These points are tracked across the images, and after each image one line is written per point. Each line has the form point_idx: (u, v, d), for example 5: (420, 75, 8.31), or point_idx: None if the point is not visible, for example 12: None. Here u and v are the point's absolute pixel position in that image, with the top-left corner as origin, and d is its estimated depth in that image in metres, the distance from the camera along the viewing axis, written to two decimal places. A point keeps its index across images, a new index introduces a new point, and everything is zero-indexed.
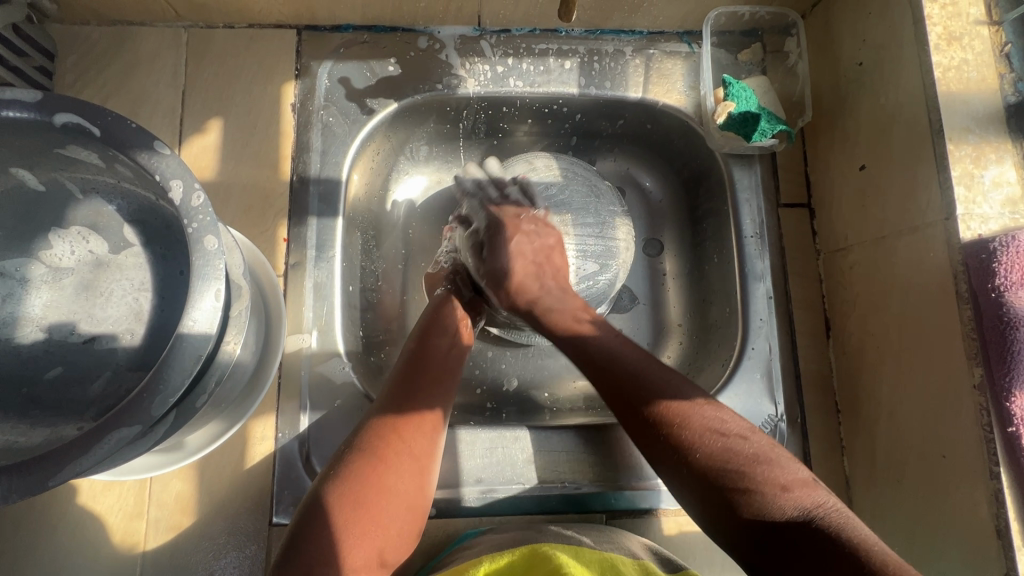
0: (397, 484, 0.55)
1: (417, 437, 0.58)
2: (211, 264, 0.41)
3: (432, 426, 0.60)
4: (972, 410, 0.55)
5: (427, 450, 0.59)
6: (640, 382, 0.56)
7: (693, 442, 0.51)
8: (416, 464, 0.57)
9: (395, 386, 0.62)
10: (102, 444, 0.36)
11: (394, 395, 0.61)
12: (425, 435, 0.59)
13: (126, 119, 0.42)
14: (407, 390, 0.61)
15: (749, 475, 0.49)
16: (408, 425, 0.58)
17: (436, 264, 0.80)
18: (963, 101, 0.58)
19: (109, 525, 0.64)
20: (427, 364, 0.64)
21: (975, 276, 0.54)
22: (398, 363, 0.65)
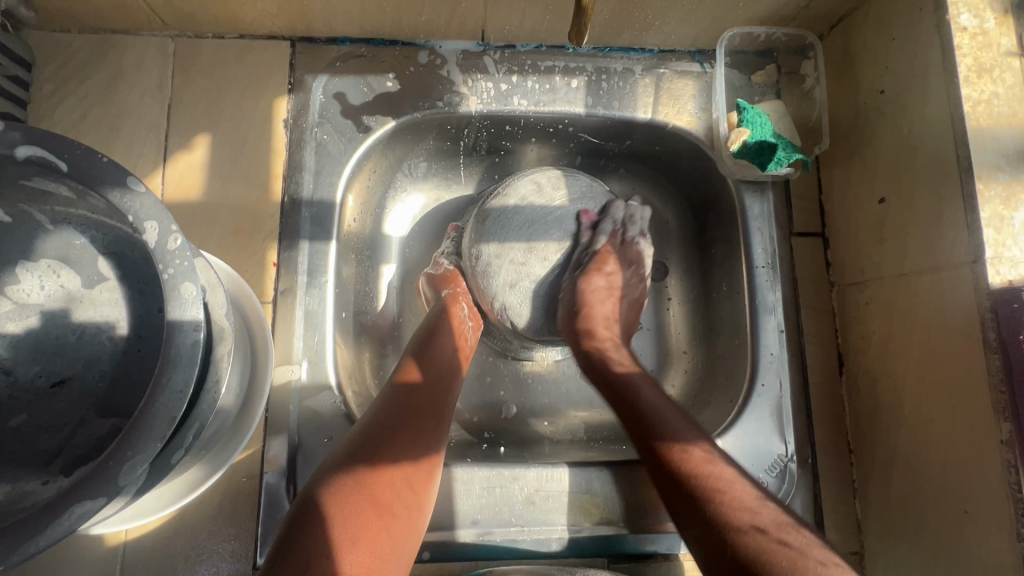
0: (387, 517, 0.51)
1: (411, 467, 0.55)
2: (188, 313, 0.38)
3: (431, 431, 0.58)
4: (998, 466, 0.51)
5: (421, 482, 0.55)
6: (685, 455, 0.55)
7: (722, 514, 0.51)
8: (410, 501, 0.53)
9: (388, 405, 0.58)
10: (62, 520, 0.33)
11: (385, 418, 0.57)
12: (420, 464, 0.56)
13: (97, 153, 0.38)
14: (400, 414, 0.57)
15: (791, 561, 0.47)
16: (401, 454, 0.54)
17: (437, 264, 0.77)
18: (992, 137, 0.55)
19: (83, 565, 0.60)
20: (425, 383, 0.61)
21: (1005, 326, 0.51)
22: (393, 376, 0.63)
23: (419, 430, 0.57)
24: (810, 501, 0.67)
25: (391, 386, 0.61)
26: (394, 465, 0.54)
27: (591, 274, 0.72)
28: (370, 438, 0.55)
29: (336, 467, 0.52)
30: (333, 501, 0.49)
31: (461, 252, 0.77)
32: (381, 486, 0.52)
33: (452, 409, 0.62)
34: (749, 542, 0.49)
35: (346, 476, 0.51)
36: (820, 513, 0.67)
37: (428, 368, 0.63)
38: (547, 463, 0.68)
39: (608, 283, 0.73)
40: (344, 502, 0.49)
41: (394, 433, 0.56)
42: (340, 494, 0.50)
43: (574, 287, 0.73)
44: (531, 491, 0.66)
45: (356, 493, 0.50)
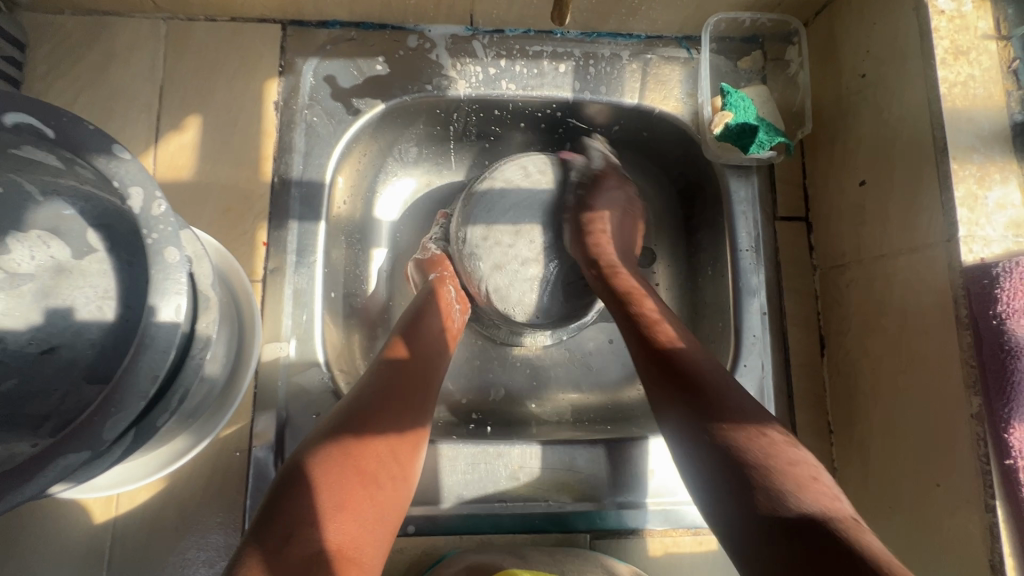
0: (374, 487, 0.52)
1: (398, 439, 0.56)
2: (172, 277, 0.39)
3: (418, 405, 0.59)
4: (968, 438, 0.53)
5: (408, 454, 0.56)
6: (690, 361, 0.56)
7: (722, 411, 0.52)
8: (395, 472, 0.54)
9: (377, 380, 0.59)
10: (47, 472, 0.35)
11: (374, 392, 0.58)
12: (407, 436, 0.57)
13: (83, 121, 0.39)
14: (389, 388, 0.59)
15: (784, 473, 0.46)
16: (388, 426, 0.56)
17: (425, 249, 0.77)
18: (968, 118, 0.56)
19: (75, 535, 0.62)
20: (414, 360, 0.63)
21: (976, 302, 0.52)
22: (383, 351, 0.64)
23: (407, 404, 0.58)
24: None
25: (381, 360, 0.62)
26: (381, 436, 0.55)
27: (594, 213, 0.74)
28: (359, 411, 0.56)
29: (324, 438, 0.53)
30: (320, 470, 0.50)
31: (449, 235, 0.78)
32: (368, 457, 0.53)
33: (439, 385, 0.63)
34: (748, 453, 0.48)
35: (334, 445, 0.52)
36: None
37: (418, 345, 0.64)
38: (531, 441, 0.69)
39: (609, 221, 0.74)
40: (331, 471, 0.50)
41: (382, 406, 0.57)
42: (327, 464, 0.51)
43: (581, 218, 0.74)
44: (515, 468, 0.67)
45: (342, 463, 0.51)
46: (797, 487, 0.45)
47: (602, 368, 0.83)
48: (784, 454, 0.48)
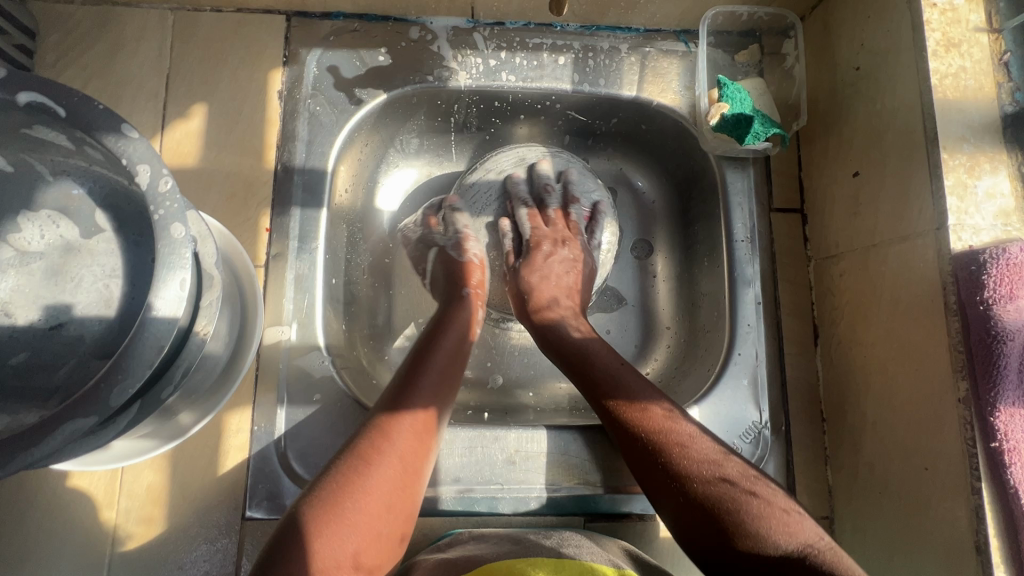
0: (386, 511, 0.51)
1: (407, 456, 0.54)
2: (177, 252, 0.40)
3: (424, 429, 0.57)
4: (955, 423, 0.53)
5: (418, 469, 0.55)
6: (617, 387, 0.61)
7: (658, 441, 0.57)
8: (398, 505, 0.53)
9: (386, 400, 0.58)
10: (55, 435, 0.36)
11: (380, 414, 0.56)
12: (415, 451, 0.55)
13: (93, 100, 0.41)
14: (395, 406, 0.57)
15: (764, 515, 0.51)
16: (395, 447, 0.54)
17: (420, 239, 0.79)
18: (959, 109, 0.57)
19: (82, 510, 0.64)
20: (426, 367, 0.60)
21: (965, 289, 0.53)
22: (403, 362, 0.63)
23: (410, 431, 0.55)
24: (783, 466, 0.69)
25: (399, 370, 0.61)
26: (388, 457, 0.53)
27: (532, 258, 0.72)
28: (364, 440, 0.54)
29: (330, 472, 0.52)
30: (326, 504, 0.49)
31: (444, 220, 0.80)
32: (377, 485, 0.51)
33: (455, 390, 0.62)
34: (725, 501, 0.52)
35: (341, 477, 0.51)
36: (793, 477, 0.69)
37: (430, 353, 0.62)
38: (527, 426, 0.70)
39: (543, 256, 0.72)
40: (338, 505, 0.49)
41: (387, 428, 0.55)
42: (333, 497, 0.49)
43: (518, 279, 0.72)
44: (512, 452, 0.68)
45: (339, 514, 0.49)
46: (742, 505, 0.52)
47: None
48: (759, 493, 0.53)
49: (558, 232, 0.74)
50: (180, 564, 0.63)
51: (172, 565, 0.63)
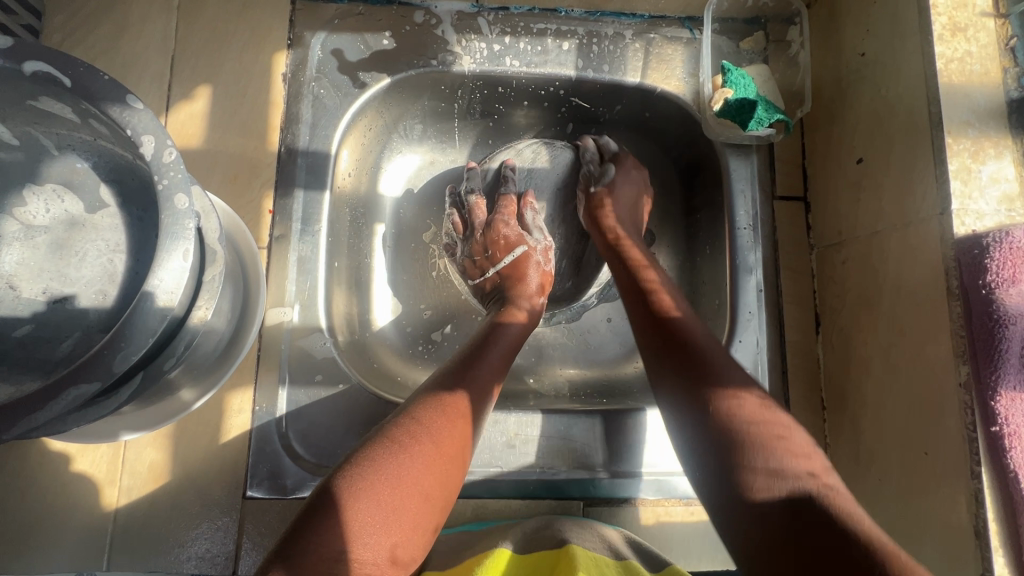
0: (426, 489, 0.49)
1: (444, 442, 0.52)
2: (181, 222, 0.40)
3: (460, 415, 0.55)
4: (956, 408, 0.53)
5: (456, 457, 0.53)
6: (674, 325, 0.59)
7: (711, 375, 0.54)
8: (435, 493, 0.50)
9: (427, 390, 0.57)
10: (60, 399, 0.36)
11: (420, 402, 0.55)
12: (453, 437, 0.53)
13: (99, 71, 0.41)
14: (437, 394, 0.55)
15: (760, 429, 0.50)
16: (433, 430, 0.52)
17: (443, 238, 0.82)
18: (964, 94, 0.56)
19: (85, 487, 0.64)
20: (471, 363, 0.60)
21: (967, 273, 0.53)
22: (449, 360, 0.62)
23: (444, 412, 0.54)
24: None
25: (445, 366, 0.60)
26: (425, 439, 0.51)
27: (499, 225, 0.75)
28: (404, 421, 0.53)
29: (364, 453, 0.50)
30: (356, 483, 0.47)
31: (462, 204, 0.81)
32: (411, 463, 0.49)
33: (496, 388, 0.61)
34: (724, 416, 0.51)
35: (375, 457, 0.49)
36: None
37: (475, 353, 0.61)
38: (527, 409, 0.70)
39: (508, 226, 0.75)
40: (368, 484, 0.47)
41: (427, 414, 0.53)
42: (364, 476, 0.48)
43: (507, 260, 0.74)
44: (511, 435, 0.69)
45: (376, 495, 0.47)
46: (776, 456, 0.48)
47: (600, 346, 0.83)
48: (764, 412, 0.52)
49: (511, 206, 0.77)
50: (182, 541, 0.63)
51: (173, 541, 0.63)
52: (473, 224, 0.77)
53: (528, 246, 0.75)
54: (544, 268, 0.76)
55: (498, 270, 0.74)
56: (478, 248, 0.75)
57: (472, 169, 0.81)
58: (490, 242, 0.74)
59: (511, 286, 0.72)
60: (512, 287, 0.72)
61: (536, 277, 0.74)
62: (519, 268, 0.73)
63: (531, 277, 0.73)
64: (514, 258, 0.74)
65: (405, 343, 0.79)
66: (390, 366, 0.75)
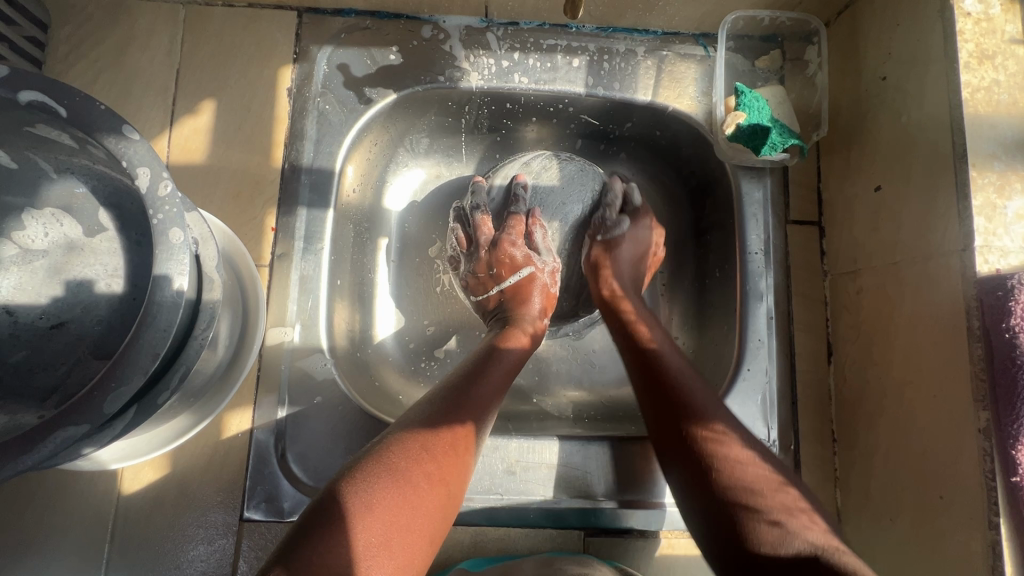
0: (428, 517, 0.49)
1: (447, 466, 0.52)
2: (175, 257, 0.40)
3: (464, 444, 0.54)
4: (975, 453, 0.51)
5: (456, 483, 0.52)
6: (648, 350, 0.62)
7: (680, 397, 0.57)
8: (434, 519, 0.49)
9: (430, 410, 0.55)
10: (46, 442, 0.36)
11: (423, 422, 0.54)
12: (455, 463, 0.53)
13: (96, 101, 0.40)
14: (442, 416, 0.54)
15: (743, 480, 0.50)
16: (437, 453, 0.52)
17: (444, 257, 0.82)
18: (990, 125, 0.54)
19: (83, 505, 0.64)
20: (472, 382, 0.59)
21: (990, 314, 0.50)
22: (448, 378, 0.60)
23: (450, 439, 0.53)
24: None
25: (445, 386, 0.59)
26: (429, 462, 0.51)
27: (507, 245, 0.73)
28: (410, 444, 0.51)
29: (363, 475, 0.49)
30: (359, 506, 0.46)
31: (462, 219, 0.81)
32: (415, 490, 0.49)
33: (497, 409, 0.60)
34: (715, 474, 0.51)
35: (378, 481, 0.48)
36: None
37: (477, 372, 0.60)
38: (528, 435, 0.69)
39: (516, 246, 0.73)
40: (371, 507, 0.46)
41: (431, 434, 0.53)
42: (368, 499, 0.46)
43: (512, 281, 0.73)
44: (511, 462, 0.67)
45: (383, 521, 0.46)
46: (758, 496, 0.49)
47: (605, 366, 0.81)
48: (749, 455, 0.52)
49: (520, 225, 0.75)
50: (178, 562, 0.63)
51: (169, 562, 0.63)
52: (478, 243, 0.75)
53: (534, 267, 0.74)
54: (548, 289, 0.75)
55: (502, 289, 0.73)
56: (482, 266, 0.74)
57: (478, 184, 0.80)
58: (494, 261, 0.73)
59: (515, 307, 0.71)
60: (515, 309, 0.71)
61: (539, 300, 0.73)
62: (522, 291, 0.72)
63: (535, 300, 0.72)
64: (519, 280, 0.73)
65: (407, 361, 0.78)
66: (391, 385, 0.74)
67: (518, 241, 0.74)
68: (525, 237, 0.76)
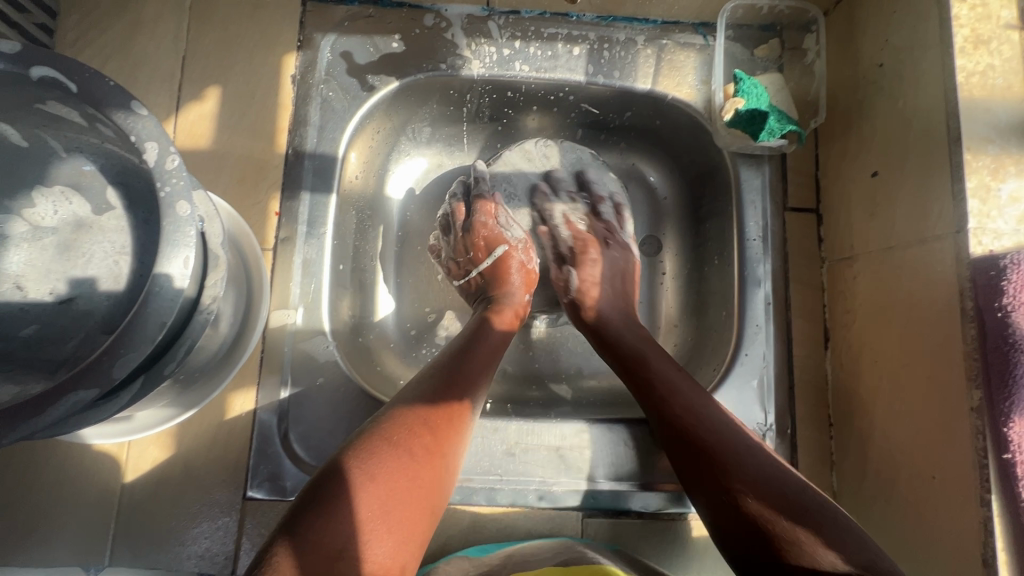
0: (425, 487, 0.50)
1: (443, 439, 0.53)
2: (181, 229, 0.41)
3: (460, 419, 0.55)
4: (967, 432, 0.52)
5: (453, 457, 0.53)
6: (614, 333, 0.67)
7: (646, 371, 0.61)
8: (434, 490, 0.50)
9: (427, 387, 0.56)
10: (57, 405, 0.37)
11: (419, 398, 0.55)
12: (451, 436, 0.54)
13: (104, 77, 0.41)
14: (438, 392, 0.55)
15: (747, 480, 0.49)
16: (433, 426, 0.53)
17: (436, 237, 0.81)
18: (985, 109, 0.55)
19: (89, 482, 0.65)
20: (463, 359, 0.60)
21: (982, 294, 0.51)
22: (439, 357, 0.61)
23: (444, 414, 0.54)
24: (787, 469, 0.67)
25: (437, 364, 0.60)
26: (425, 435, 0.52)
27: (478, 227, 0.74)
28: (405, 418, 0.52)
29: (363, 446, 0.50)
30: (359, 477, 0.47)
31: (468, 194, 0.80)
32: (413, 460, 0.50)
33: (487, 384, 0.60)
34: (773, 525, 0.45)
35: (377, 453, 0.49)
36: None
37: (466, 349, 0.61)
38: (527, 419, 0.70)
39: (488, 229, 0.75)
40: (371, 478, 0.47)
41: (428, 409, 0.54)
42: (367, 471, 0.47)
43: (490, 262, 0.74)
44: (511, 444, 0.68)
45: (382, 490, 0.47)
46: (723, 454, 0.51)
47: None
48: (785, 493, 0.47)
49: (489, 208, 0.76)
50: (181, 539, 0.64)
51: (173, 539, 0.64)
52: (455, 230, 0.76)
53: (508, 246, 0.75)
54: (527, 266, 0.76)
55: (481, 271, 0.74)
56: (460, 249, 0.75)
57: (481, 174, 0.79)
58: (469, 244, 0.74)
59: (494, 286, 0.72)
60: (497, 289, 0.72)
61: (519, 278, 0.74)
62: (501, 269, 0.74)
63: (513, 279, 0.73)
64: (495, 260, 0.74)
65: (408, 346, 0.79)
66: (392, 369, 0.75)
67: (489, 224, 0.75)
68: (496, 217, 0.77)
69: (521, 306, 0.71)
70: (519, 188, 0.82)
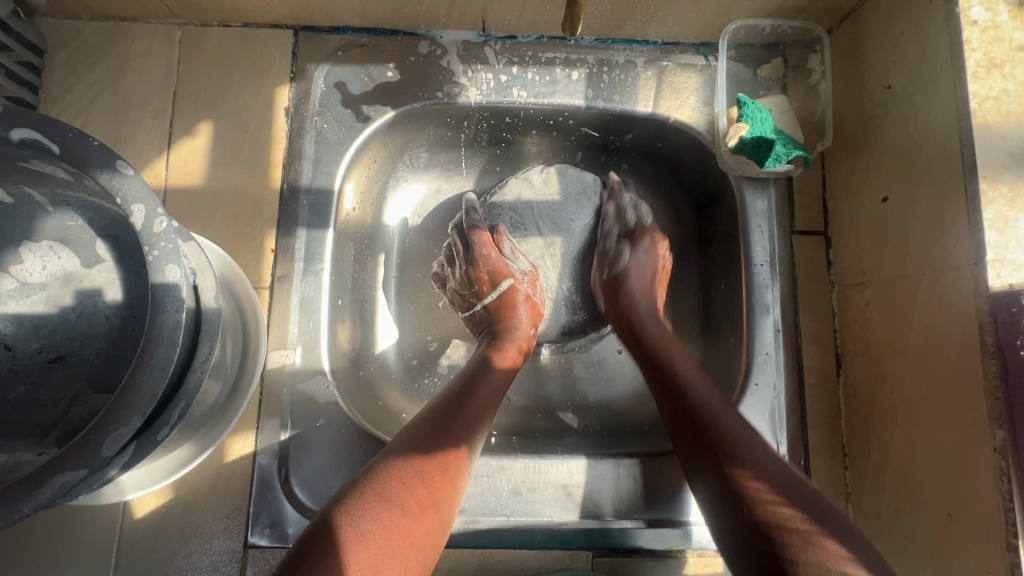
0: (418, 542, 0.48)
1: (437, 491, 0.51)
2: (171, 295, 0.39)
3: (457, 468, 0.54)
4: (991, 474, 0.50)
5: (447, 508, 0.52)
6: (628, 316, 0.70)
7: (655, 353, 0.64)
8: (426, 544, 0.49)
9: (420, 434, 0.54)
10: (43, 489, 0.35)
11: (413, 446, 0.53)
12: (446, 486, 0.52)
13: (88, 137, 0.40)
14: (435, 441, 0.54)
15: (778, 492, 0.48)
16: (428, 478, 0.51)
17: (439, 264, 0.78)
18: (999, 136, 0.53)
19: (85, 536, 0.63)
20: (463, 401, 0.58)
21: (1004, 330, 0.49)
22: (435, 399, 0.60)
23: (441, 466, 0.52)
24: None
25: (432, 407, 0.58)
26: (419, 487, 0.50)
27: (483, 262, 0.73)
28: (399, 468, 0.51)
29: (355, 501, 0.48)
30: (350, 537, 0.45)
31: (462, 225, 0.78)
32: (405, 516, 0.48)
33: (487, 426, 0.59)
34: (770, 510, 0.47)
35: (370, 508, 0.47)
36: None
37: (465, 390, 0.60)
38: (534, 455, 0.68)
39: (492, 263, 0.73)
40: (363, 538, 0.45)
41: (422, 459, 0.52)
42: (359, 530, 0.46)
43: (496, 297, 0.72)
44: (517, 483, 0.66)
45: (373, 548, 0.45)
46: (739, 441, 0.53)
47: (611, 379, 0.80)
48: (802, 499, 0.47)
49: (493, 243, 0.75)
50: None
51: None
52: (464, 263, 0.75)
53: (513, 278, 0.74)
54: (532, 299, 0.74)
55: (486, 305, 0.73)
56: (465, 282, 0.74)
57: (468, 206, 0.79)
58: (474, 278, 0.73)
59: (499, 321, 0.71)
60: (500, 323, 0.71)
61: (525, 311, 0.72)
62: (506, 303, 0.72)
63: (520, 312, 0.72)
64: (500, 294, 0.72)
65: (410, 377, 0.77)
66: (394, 404, 0.74)
67: (494, 257, 0.74)
68: (499, 250, 0.76)
69: (526, 342, 0.70)
70: (525, 215, 0.80)
